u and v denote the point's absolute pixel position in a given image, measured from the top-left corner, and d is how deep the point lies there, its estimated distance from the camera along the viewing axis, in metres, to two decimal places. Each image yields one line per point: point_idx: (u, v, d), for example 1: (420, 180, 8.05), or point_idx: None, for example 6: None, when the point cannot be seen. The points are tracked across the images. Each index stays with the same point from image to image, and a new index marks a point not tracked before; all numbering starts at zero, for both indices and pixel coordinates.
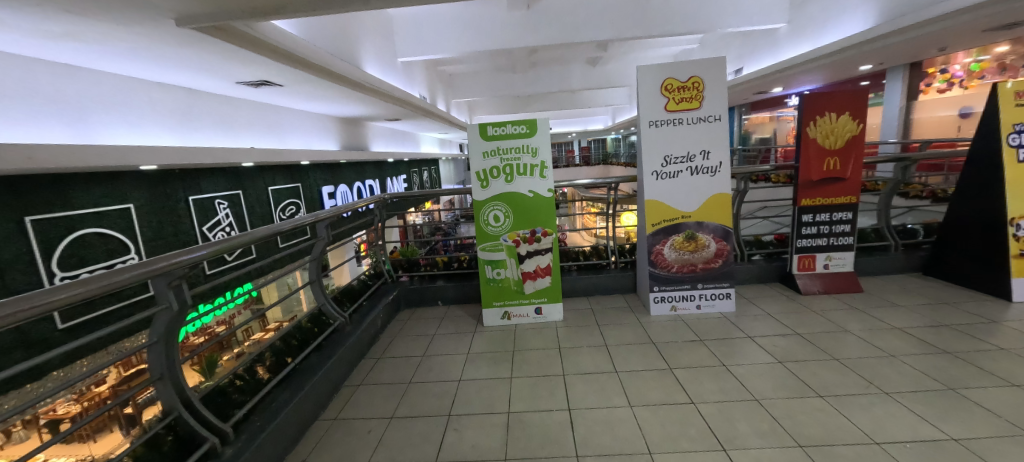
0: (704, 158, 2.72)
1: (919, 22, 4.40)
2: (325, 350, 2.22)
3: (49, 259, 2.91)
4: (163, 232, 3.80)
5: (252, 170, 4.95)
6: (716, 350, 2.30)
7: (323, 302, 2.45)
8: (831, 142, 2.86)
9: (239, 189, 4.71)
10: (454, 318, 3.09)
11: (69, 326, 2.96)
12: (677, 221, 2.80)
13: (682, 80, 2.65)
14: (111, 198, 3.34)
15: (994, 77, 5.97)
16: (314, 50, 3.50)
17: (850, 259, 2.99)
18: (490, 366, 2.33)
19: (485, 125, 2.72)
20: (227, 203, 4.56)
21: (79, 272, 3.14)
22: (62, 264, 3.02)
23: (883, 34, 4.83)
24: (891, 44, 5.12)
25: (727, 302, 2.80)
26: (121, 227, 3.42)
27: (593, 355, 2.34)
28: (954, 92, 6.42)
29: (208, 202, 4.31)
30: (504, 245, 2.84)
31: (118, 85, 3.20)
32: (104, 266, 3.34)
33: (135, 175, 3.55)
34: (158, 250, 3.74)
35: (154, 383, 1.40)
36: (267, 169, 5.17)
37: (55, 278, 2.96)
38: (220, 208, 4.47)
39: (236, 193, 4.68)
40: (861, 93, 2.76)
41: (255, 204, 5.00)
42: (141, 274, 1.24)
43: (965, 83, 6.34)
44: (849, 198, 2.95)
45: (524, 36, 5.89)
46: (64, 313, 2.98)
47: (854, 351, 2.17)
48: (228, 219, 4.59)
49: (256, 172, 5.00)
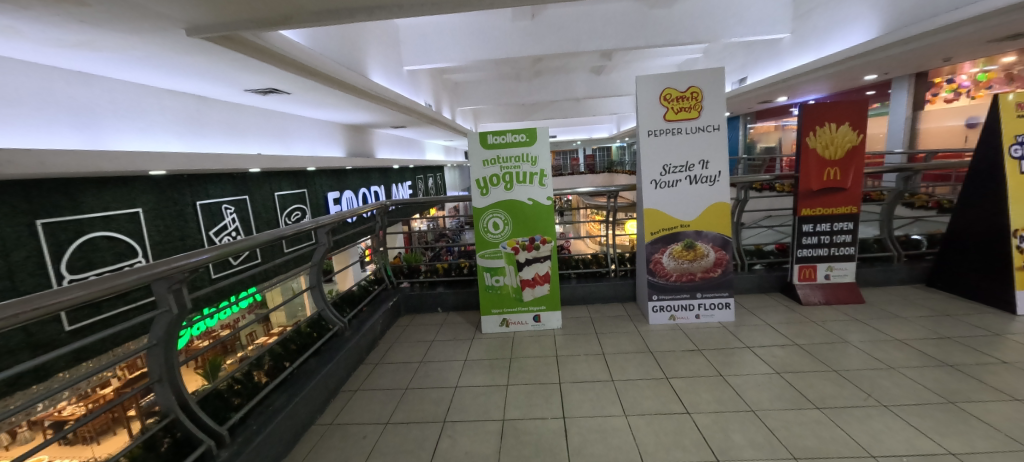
0: (703, 167, 2.73)
1: (924, 32, 4.42)
2: (324, 355, 2.24)
3: (58, 260, 2.98)
4: (169, 236, 3.88)
5: (259, 175, 5.03)
6: (713, 359, 2.29)
7: (324, 306, 2.49)
8: (831, 152, 2.86)
9: (245, 194, 4.79)
10: (453, 324, 3.10)
11: (75, 328, 3.04)
12: (675, 230, 2.80)
13: (681, 89, 2.68)
14: (120, 203, 3.43)
15: (1001, 87, 5.92)
16: (321, 59, 3.58)
17: (851, 269, 2.97)
18: (487, 373, 2.33)
19: (485, 133, 2.75)
20: (233, 208, 4.63)
21: (87, 275, 3.20)
22: (71, 267, 3.09)
23: (886, 44, 4.85)
24: (895, 54, 5.13)
25: (727, 312, 2.79)
26: (129, 231, 3.50)
27: (590, 363, 2.34)
28: (961, 102, 6.38)
29: (215, 207, 4.38)
30: (503, 252, 2.85)
31: (129, 93, 3.30)
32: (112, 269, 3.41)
33: (143, 180, 3.63)
34: (165, 252, 3.82)
35: (153, 385, 1.42)
36: (272, 174, 5.25)
37: (64, 280, 3.02)
38: (226, 213, 4.53)
39: (242, 199, 4.76)
40: (860, 102, 2.77)
41: (262, 209, 5.07)
42: (144, 277, 1.27)
43: (972, 93, 6.28)
44: (850, 208, 2.93)
45: (530, 45, 5.98)
46: (72, 315, 3.06)
47: (852, 363, 2.15)
48: (234, 224, 4.66)
49: (262, 178, 5.08)
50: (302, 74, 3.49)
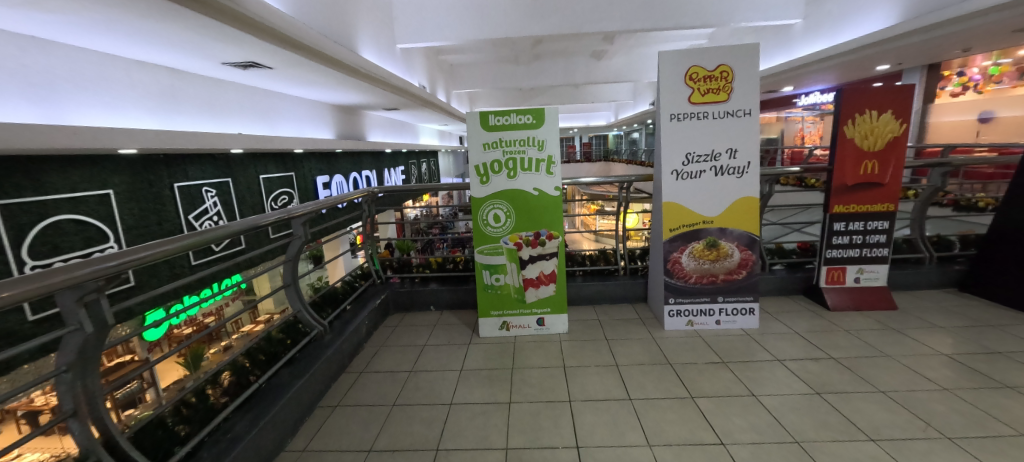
0: (730, 157, 2.44)
1: (948, 19, 4.13)
2: (298, 366, 1.95)
3: (19, 246, 2.65)
4: (145, 221, 3.52)
5: (243, 157, 4.64)
6: (741, 375, 2.03)
7: (300, 308, 2.18)
8: (870, 143, 2.58)
9: (228, 177, 4.41)
10: (447, 326, 2.80)
11: (41, 318, 2.73)
12: (697, 226, 2.52)
13: (709, 68, 2.36)
14: (90, 183, 3.07)
15: (1009, 82, 6.09)
16: (304, 30, 3.20)
17: (884, 273, 2.72)
18: (486, 386, 2.06)
19: (486, 113, 2.43)
20: (215, 191, 4.25)
21: (52, 261, 2.87)
22: (33, 252, 2.75)
23: (907, 32, 4.54)
24: (916, 43, 4.83)
25: (751, 319, 2.52)
26: (101, 214, 3.15)
27: (601, 376, 2.08)
28: (969, 96, 6.42)
29: (194, 190, 4.01)
30: (504, 248, 2.55)
31: (96, 62, 2.91)
32: (80, 255, 3.07)
33: (115, 159, 3.25)
34: (140, 239, 3.48)
35: (66, 421, 1.12)
36: (257, 156, 4.86)
37: (25, 266, 2.69)
38: (207, 197, 4.15)
39: (224, 181, 4.37)
40: (906, 89, 2.48)
41: (246, 194, 4.70)
42: (34, 291, 0.94)
43: (978, 87, 6.33)
44: (887, 206, 2.66)
45: (529, 25, 5.57)
46: (35, 304, 2.74)
47: (899, 383, 1.91)
48: (216, 208, 4.28)
49: (246, 160, 4.69)
50: (285, 46, 3.11)
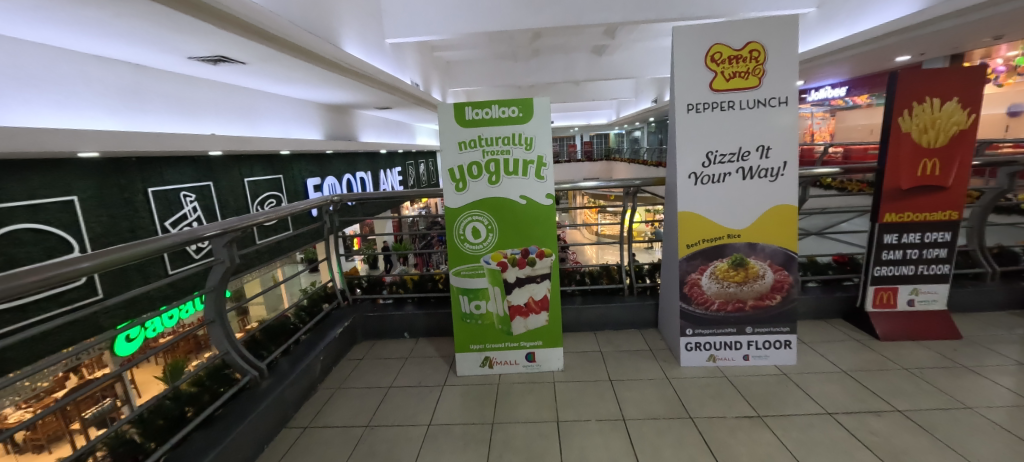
0: (761, 156, 1.98)
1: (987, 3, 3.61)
2: (211, 432, 1.52)
3: None
4: (115, 228, 3.08)
5: (225, 159, 4.15)
6: (785, 436, 1.58)
7: (228, 349, 1.74)
8: (930, 137, 2.12)
9: (209, 180, 3.93)
10: (419, 361, 2.35)
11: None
12: (721, 241, 2.07)
13: (736, 47, 1.91)
14: (51, 189, 2.66)
15: None
16: (275, 18, 2.74)
17: (943, 294, 2.26)
18: (460, 452, 1.61)
19: (462, 105, 1.99)
20: (194, 195, 3.76)
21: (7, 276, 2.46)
22: None
23: (933, 19, 4.05)
24: (935, 32, 4.34)
25: (787, 354, 2.07)
26: (64, 222, 2.74)
27: (606, 437, 1.63)
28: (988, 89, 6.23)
29: (172, 194, 3.54)
30: (485, 269, 2.10)
31: (53, 57, 2.51)
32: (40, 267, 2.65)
33: (77, 162, 2.83)
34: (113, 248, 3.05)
35: None
36: (243, 158, 4.40)
37: None
38: (185, 202, 3.67)
39: (205, 185, 3.89)
40: (976, 71, 2.03)
41: (230, 198, 4.21)
42: None
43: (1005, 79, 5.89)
44: (950, 213, 2.21)
45: (520, 16, 5.11)
46: None
47: (997, 451, 1.45)
48: (195, 214, 3.80)
49: (230, 162, 4.22)
50: (255, 38, 2.64)
